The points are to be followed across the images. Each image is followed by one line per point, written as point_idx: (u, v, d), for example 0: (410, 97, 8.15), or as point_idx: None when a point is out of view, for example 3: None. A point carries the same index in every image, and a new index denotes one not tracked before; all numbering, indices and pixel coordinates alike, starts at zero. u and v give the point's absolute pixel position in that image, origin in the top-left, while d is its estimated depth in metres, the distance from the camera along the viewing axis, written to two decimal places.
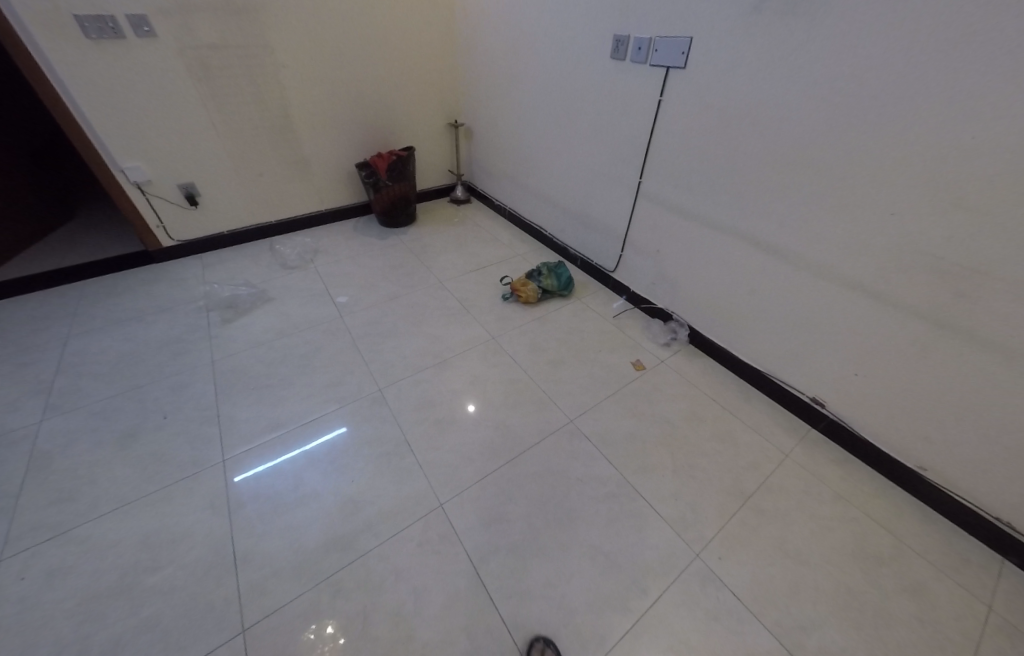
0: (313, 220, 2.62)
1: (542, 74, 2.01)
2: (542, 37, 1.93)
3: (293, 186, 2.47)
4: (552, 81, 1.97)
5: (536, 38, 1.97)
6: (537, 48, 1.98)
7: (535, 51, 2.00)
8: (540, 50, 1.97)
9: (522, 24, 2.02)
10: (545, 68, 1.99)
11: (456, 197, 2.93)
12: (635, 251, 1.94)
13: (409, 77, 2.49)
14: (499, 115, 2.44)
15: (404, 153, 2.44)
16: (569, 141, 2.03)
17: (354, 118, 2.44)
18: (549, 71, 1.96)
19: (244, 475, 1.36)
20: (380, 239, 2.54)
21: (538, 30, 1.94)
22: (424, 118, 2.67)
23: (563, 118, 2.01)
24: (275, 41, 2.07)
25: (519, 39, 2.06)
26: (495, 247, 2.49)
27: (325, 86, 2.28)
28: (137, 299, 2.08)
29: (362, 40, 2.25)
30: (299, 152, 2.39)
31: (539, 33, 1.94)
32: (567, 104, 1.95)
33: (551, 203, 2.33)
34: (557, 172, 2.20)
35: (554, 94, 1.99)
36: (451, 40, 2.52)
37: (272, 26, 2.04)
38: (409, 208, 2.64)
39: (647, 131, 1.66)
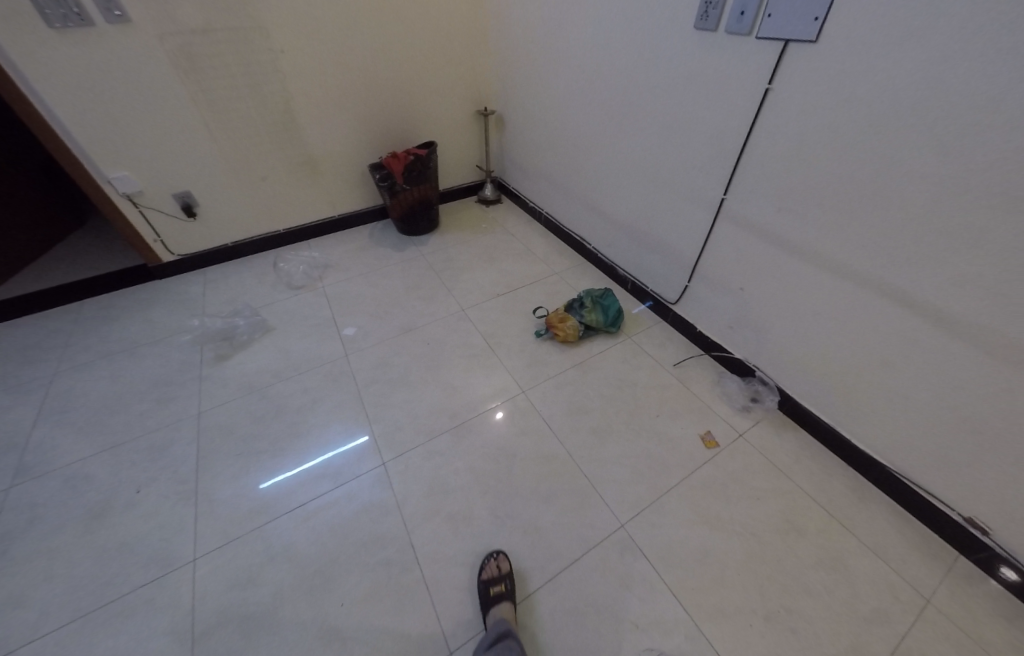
0: (328, 226, 2.32)
1: (597, 51, 1.56)
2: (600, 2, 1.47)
3: (301, 188, 2.16)
4: (613, 60, 1.51)
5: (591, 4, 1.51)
6: (593, 16, 1.52)
7: (590, 20, 1.54)
8: (596, 20, 1.52)
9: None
10: (601, 44, 1.54)
11: (486, 197, 2.54)
12: (707, 283, 1.52)
13: (432, 58, 2.09)
14: (538, 103, 2.01)
15: (424, 151, 2.05)
16: (630, 138, 1.59)
17: (368, 109, 2.09)
18: (609, 45, 1.51)
19: (268, 482, 1.28)
20: (395, 250, 2.22)
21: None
22: (449, 107, 2.28)
23: (624, 108, 1.56)
24: (272, 22, 1.73)
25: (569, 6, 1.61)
26: (528, 263, 2.11)
27: (333, 73, 1.93)
28: (131, 326, 1.87)
29: (376, 14, 1.87)
30: (306, 151, 2.07)
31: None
32: (631, 91, 1.50)
33: (598, 213, 1.91)
34: (608, 176, 1.77)
35: (614, 77, 1.54)
36: (482, 11, 2.08)
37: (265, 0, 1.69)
38: (431, 212, 2.28)
39: (743, 131, 1.21)
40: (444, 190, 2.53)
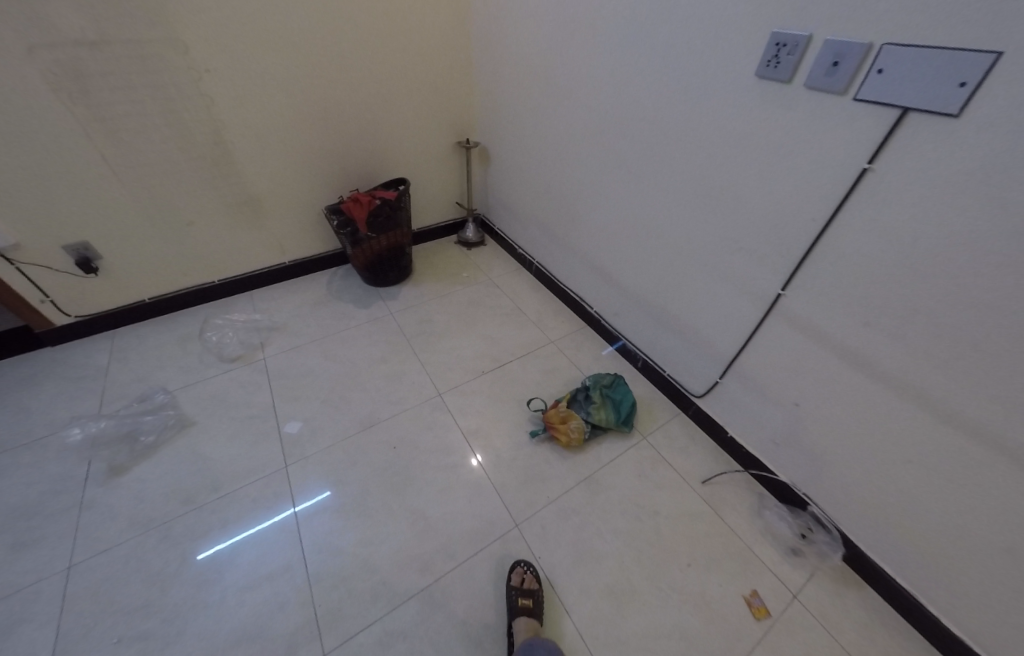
0: (276, 275, 1.90)
1: (614, 89, 1.23)
2: (622, 29, 1.14)
3: (242, 233, 1.73)
4: (636, 102, 1.18)
5: (610, 30, 1.17)
6: (610, 45, 1.19)
7: (607, 50, 1.21)
8: (615, 50, 1.18)
9: (582, 6, 1.23)
10: (620, 81, 1.21)
11: (466, 239, 2.20)
12: (745, 386, 1.21)
13: (402, 81, 1.72)
14: (532, 139, 1.68)
15: (393, 193, 1.70)
16: (655, 199, 1.25)
17: (325, 140, 1.70)
18: (633, 83, 1.17)
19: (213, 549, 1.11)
20: (358, 306, 1.83)
21: (612, 18, 1.16)
22: (424, 136, 1.90)
23: (648, 163, 1.23)
24: (193, 32, 1.33)
25: (578, 31, 1.27)
26: (518, 327, 1.78)
27: (277, 97, 1.54)
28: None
29: (332, 28, 1.50)
30: (246, 190, 1.65)
31: (614, 21, 1.15)
32: (658, 143, 1.17)
33: (606, 276, 1.59)
34: (624, 238, 1.44)
35: (636, 123, 1.21)
36: (461, 26, 1.72)
37: (183, 7, 1.29)
38: (403, 261, 1.91)
39: (828, 216, 0.87)
40: (418, 230, 2.16)
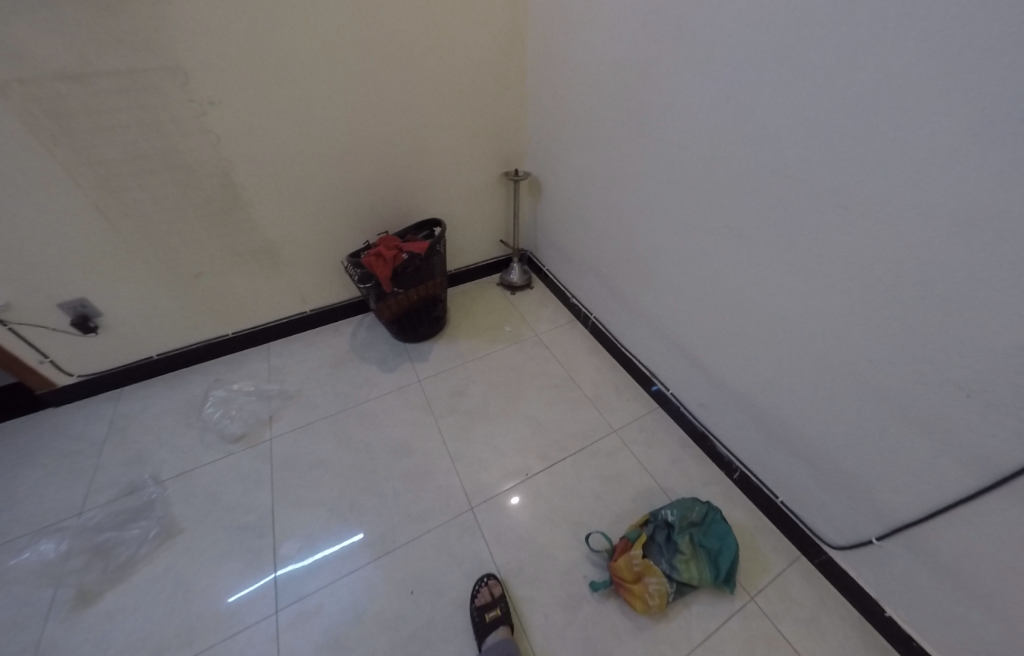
0: (290, 327, 1.64)
1: (752, 126, 0.87)
2: (779, 42, 0.77)
3: (256, 283, 1.49)
4: (791, 148, 0.81)
5: (757, 42, 0.81)
6: (755, 63, 0.82)
7: (747, 71, 0.84)
8: (762, 72, 0.81)
9: (708, 11, 0.87)
10: (762, 115, 0.84)
11: (510, 281, 1.86)
12: (925, 564, 0.84)
13: (445, 107, 1.44)
14: (604, 179, 1.34)
15: (424, 245, 1.40)
16: (803, 285, 0.88)
17: (351, 179, 1.44)
18: (788, 121, 0.80)
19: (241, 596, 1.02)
20: (382, 371, 1.55)
21: (761, 27, 0.79)
22: (468, 169, 1.61)
23: (797, 235, 0.85)
24: (199, 60, 1.10)
25: (696, 45, 0.92)
26: (571, 406, 1.42)
27: (298, 132, 1.29)
28: None
29: (362, 54, 1.24)
30: (260, 237, 1.41)
31: (764, 30, 0.79)
32: (821, 210, 0.80)
33: (695, 358, 1.22)
34: (738, 321, 1.06)
35: (779, 177, 0.85)
36: (515, 42, 1.43)
37: (183, 32, 1.05)
38: (434, 315, 1.61)
39: None
40: (454, 270, 1.85)
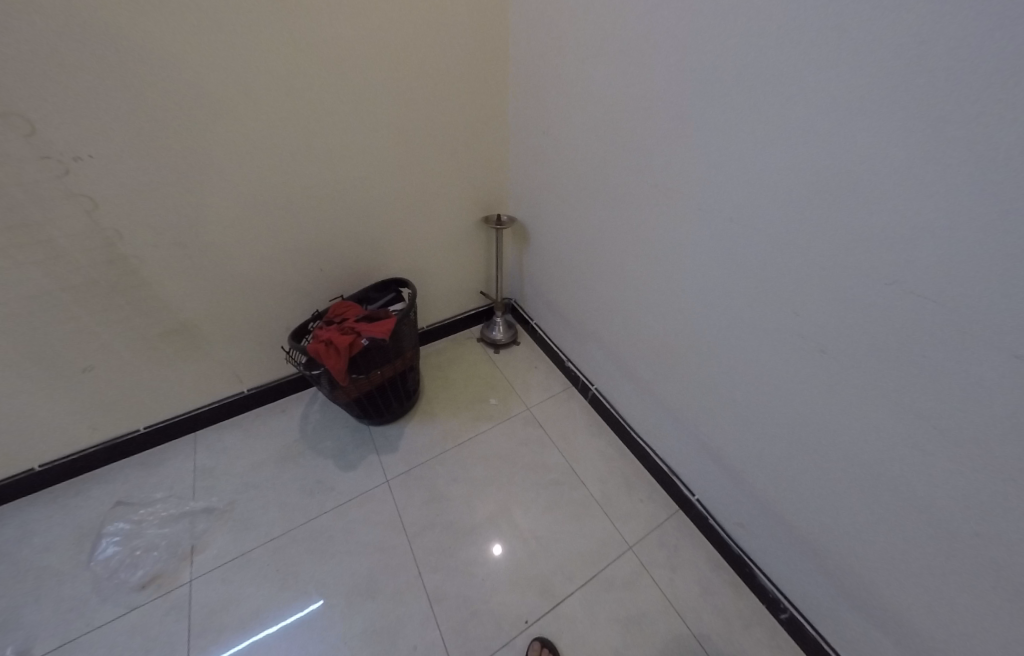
0: (223, 411, 1.33)
1: (842, 217, 0.61)
2: (898, 110, 0.53)
3: (171, 367, 1.18)
4: (907, 256, 0.56)
5: (858, 104, 0.56)
6: (851, 133, 0.57)
7: (838, 143, 0.59)
8: (865, 145, 0.56)
9: (773, 56, 0.63)
10: (860, 206, 0.59)
11: (494, 338, 1.59)
12: None
13: (410, 146, 1.17)
14: (613, 239, 1.09)
15: (390, 324, 1.10)
16: (910, 432, 0.63)
17: (291, 238, 1.14)
18: (902, 221, 0.55)
19: None
20: (340, 469, 1.24)
21: (867, 85, 0.54)
22: (440, 217, 1.34)
23: (916, 372, 0.60)
24: (64, 101, 0.80)
25: (754, 97, 0.67)
26: (575, 514, 1.16)
27: (217, 185, 0.99)
28: None
29: (300, 94, 0.97)
30: (171, 313, 1.10)
31: (872, 90, 0.54)
32: (953, 345, 0.56)
33: (734, 470, 0.98)
34: (798, 445, 0.81)
35: (885, 289, 0.60)
36: (492, 68, 1.18)
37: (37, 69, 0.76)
38: (404, 396, 1.32)
39: None
40: (426, 326, 1.57)
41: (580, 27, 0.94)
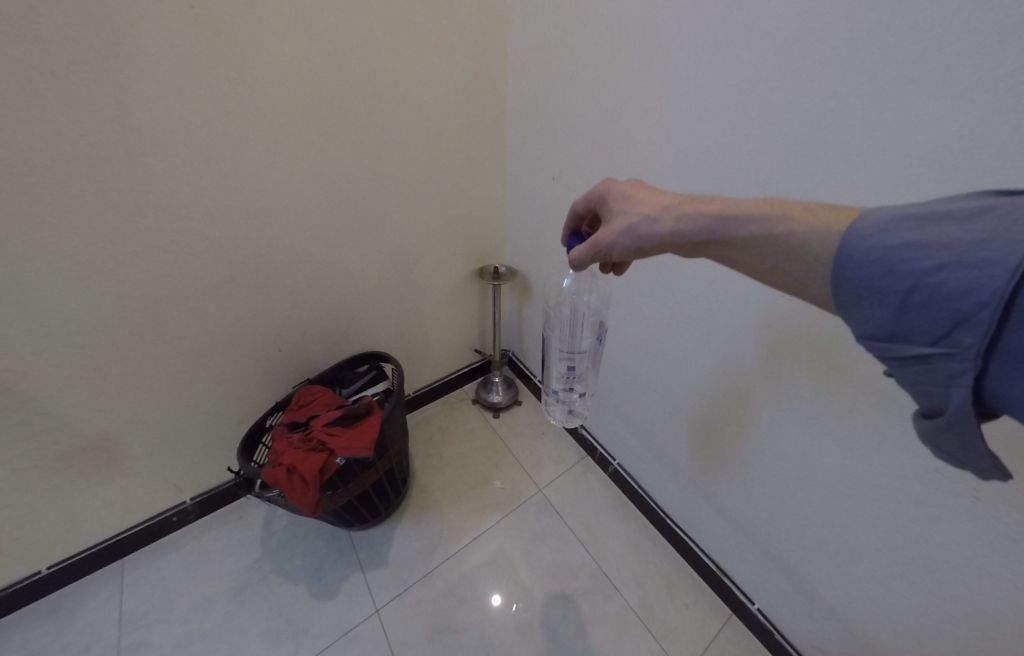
0: (159, 529, 1.05)
1: None
2: None
3: (79, 493, 0.89)
4: None
5: None
6: None
7: None
8: None
9: (920, 111, 0.45)
10: None
11: (491, 400, 1.39)
12: None
13: (384, 194, 0.95)
14: (645, 304, 0.90)
15: (376, 422, 0.87)
16: None
17: (240, 318, 0.89)
18: None
19: None
20: (314, 598, 0.98)
21: None
22: (426, 273, 1.13)
23: None
24: None
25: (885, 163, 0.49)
26: (611, 632, 0.94)
27: (121, 266, 0.73)
28: None
29: (244, 142, 0.74)
30: (67, 429, 0.81)
31: None
32: None
33: (814, 592, 0.79)
34: (916, 583, 0.63)
35: None
36: (482, 100, 0.99)
37: None
38: (395, 492, 1.08)
39: None
40: (412, 392, 1.35)
41: (608, 55, 0.76)
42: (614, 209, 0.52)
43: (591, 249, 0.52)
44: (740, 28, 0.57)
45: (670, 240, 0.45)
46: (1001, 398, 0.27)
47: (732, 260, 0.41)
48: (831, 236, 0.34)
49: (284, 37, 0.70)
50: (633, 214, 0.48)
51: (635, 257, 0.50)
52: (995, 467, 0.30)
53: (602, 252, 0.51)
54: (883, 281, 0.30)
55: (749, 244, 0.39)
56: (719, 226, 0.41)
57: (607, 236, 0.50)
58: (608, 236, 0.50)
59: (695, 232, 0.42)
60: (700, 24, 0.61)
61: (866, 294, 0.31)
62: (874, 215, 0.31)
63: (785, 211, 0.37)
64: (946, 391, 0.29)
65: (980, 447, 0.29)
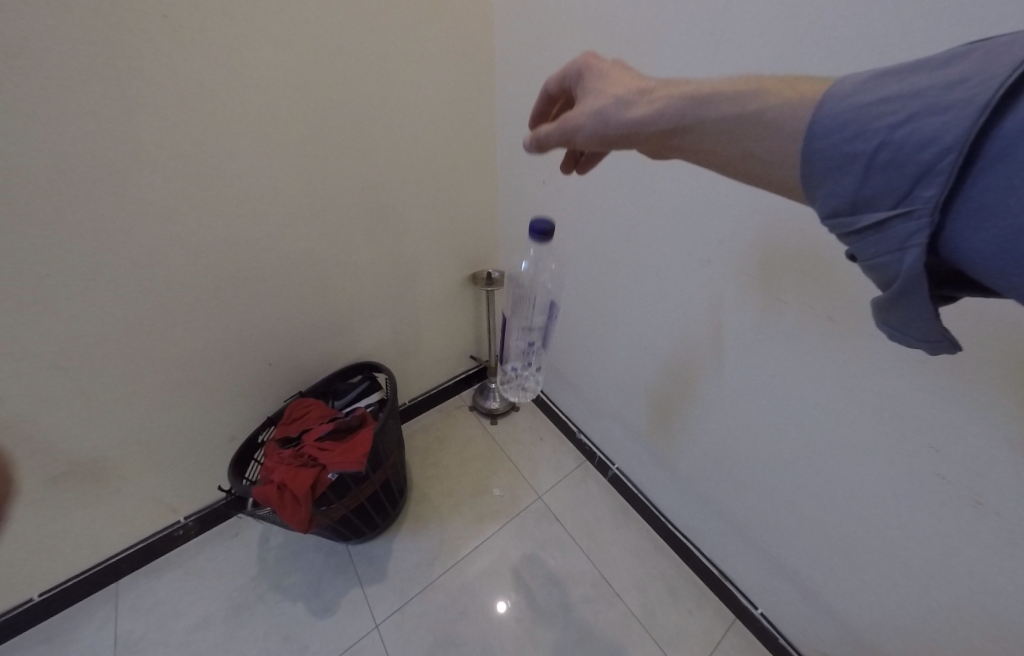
0: (155, 548, 1.03)
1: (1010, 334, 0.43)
2: None
3: (69, 517, 0.87)
4: None
5: None
6: None
7: None
8: None
9: None
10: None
11: (488, 406, 1.38)
12: None
13: (371, 203, 0.93)
14: (638, 308, 0.89)
15: (369, 436, 0.85)
16: None
17: (229, 333, 0.88)
18: None
19: None
20: (312, 615, 0.97)
21: None
22: (419, 281, 1.12)
23: None
24: None
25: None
26: (615, 641, 0.93)
27: (103, 286, 0.72)
28: None
29: (226, 156, 0.73)
30: (54, 453, 0.79)
31: None
32: None
33: (818, 597, 0.77)
34: (920, 590, 0.62)
35: None
36: (469, 106, 0.98)
37: None
38: (393, 503, 1.07)
39: None
40: (408, 401, 1.33)
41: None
42: (590, 92, 0.48)
43: (559, 130, 0.49)
44: (721, 26, 0.56)
45: (633, 128, 0.41)
46: (962, 254, 0.25)
47: (695, 148, 0.38)
48: (803, 108, 0.30)
49: (264, 49, 0.69)
50: (606, 97, 0.45)
51: (601, 147, 0.46)
52: (947, 342, 0.29)
53: (570, 138, 0.48)
54: (850, 145, 0.27)
55: (710, 127, 0.35)
56: (682, 108, 0.37)
57: (576, 118, 0.47)
58: (578, 118, 0.46)
59: (655, 117, 0.39)
60: (682, 23, 0.60)
61: (833, 163, 0.28)
62: (848, 83, 0.28)
63: (761, 86, 0.33)
64: (898, 255, 0.27)
65: (930, 316, 0.28)
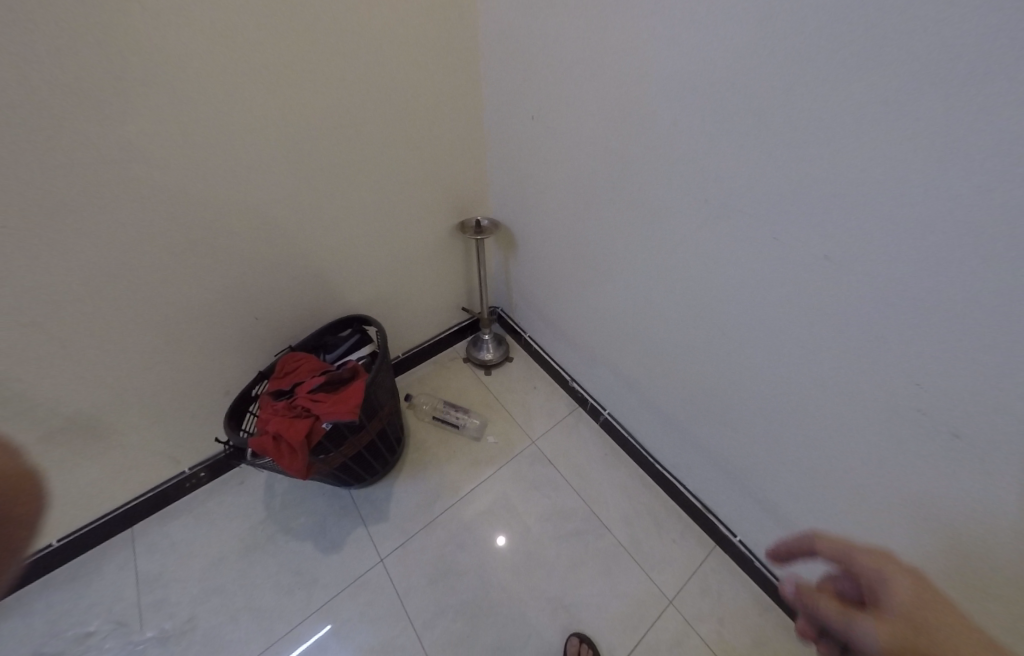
0: (164, 496, 1.07)
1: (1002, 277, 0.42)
2: None
3: (73, 471, 0.90)
4: None
5: None
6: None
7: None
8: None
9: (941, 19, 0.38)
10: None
11: (482, 356, 1.39)
12: None
13: (348, 148, 0.87)
14: (629, 254, 0.87)
15: (362, 387, 0.86)
16: None
17: (210, 289, 0.85)
18: None
19: None
20: (319, 551, 1.03)
21: None
22: (404, 231, 1.08)
23: None
24: None
25: (894, 89, 0.42)
26: (603, 569, 1.00)
27: (68, 245, 0.68)
28: None
29: (184, 99, 0.66)
30: (47, 410, 0.80)
31: None
32: None
33: (792, 524, 0.82)
34: (886, 515, 0.65)
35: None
36: (451, 32, 0.88)
37: None
38: (391, 449, 1.10)
39: None
40: (401, 353, 1.34)
41: None
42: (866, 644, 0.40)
43: (834, 611, 0.43)
44: None
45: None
46: None
47: None
48: None
49: None
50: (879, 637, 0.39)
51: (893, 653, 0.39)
52: None
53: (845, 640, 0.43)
54: None
55: None
56: None
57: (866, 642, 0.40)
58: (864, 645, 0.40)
59: None
60: None
61: None
62: None
63: None
64: None
65: None
